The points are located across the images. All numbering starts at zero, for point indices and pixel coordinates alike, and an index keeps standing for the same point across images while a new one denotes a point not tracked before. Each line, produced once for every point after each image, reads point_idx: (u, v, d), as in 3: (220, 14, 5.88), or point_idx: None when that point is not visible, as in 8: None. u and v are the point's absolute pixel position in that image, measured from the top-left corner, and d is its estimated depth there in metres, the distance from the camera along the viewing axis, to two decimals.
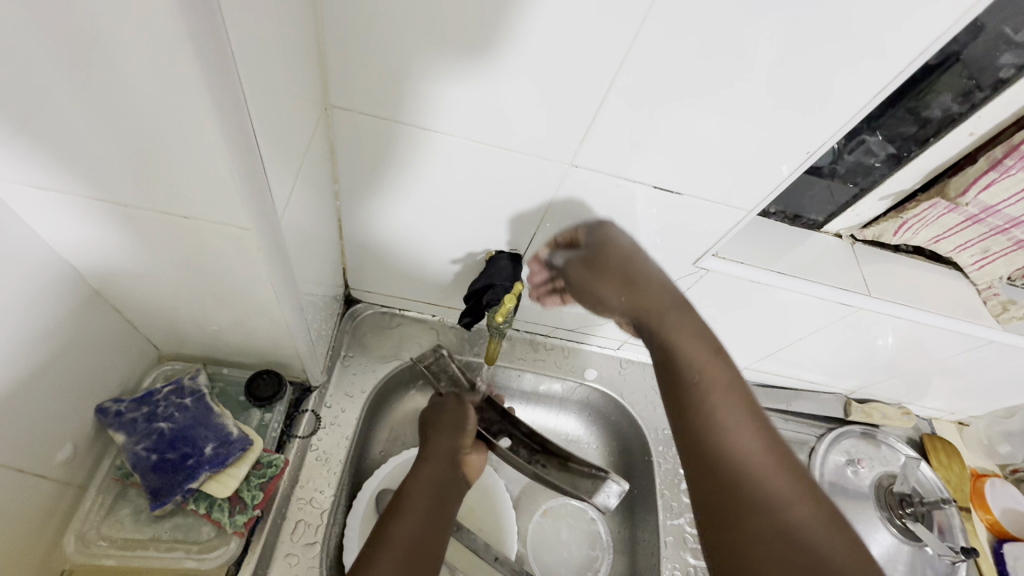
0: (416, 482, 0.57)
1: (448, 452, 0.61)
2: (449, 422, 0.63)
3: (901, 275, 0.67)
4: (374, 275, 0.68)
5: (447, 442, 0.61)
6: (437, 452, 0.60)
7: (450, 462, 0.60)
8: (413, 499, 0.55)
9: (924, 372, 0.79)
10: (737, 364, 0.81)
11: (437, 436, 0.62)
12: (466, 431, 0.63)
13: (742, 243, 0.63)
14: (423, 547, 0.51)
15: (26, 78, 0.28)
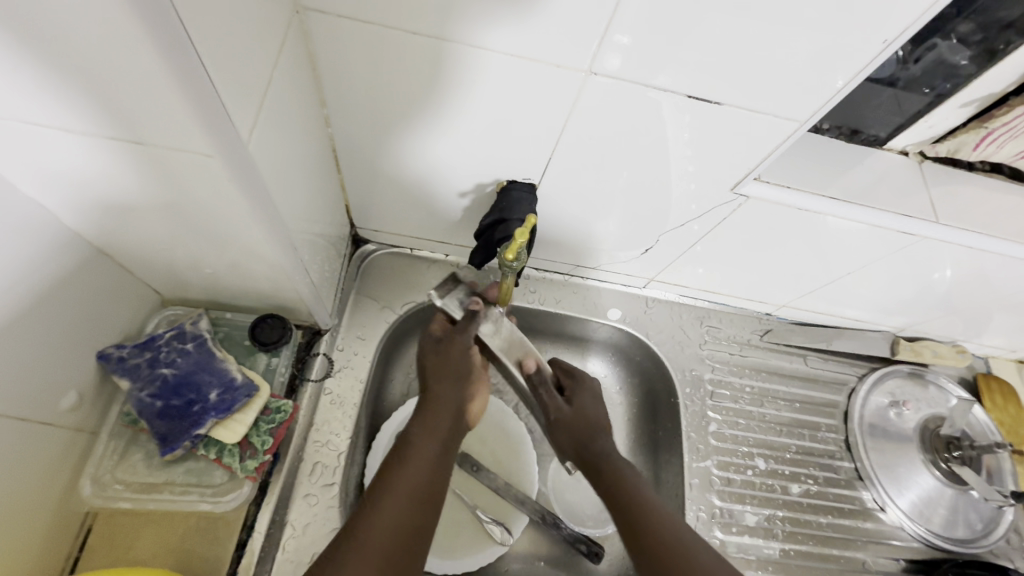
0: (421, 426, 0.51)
1: (451, 402, 0.54)
2: (456, 356, 0.56)
3: (975, 198, 0.58)
4: (379, 212, 0.64)
5: (453, 391, 0.54)
6: (444, 385, 0.54)
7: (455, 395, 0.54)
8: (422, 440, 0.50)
9: (986, 308, 0.71)
10: (774, 300, 0.75)
11: (439, 382, 0.54)
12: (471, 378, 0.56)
13: (789, 165, 0.55)
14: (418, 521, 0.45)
15: None
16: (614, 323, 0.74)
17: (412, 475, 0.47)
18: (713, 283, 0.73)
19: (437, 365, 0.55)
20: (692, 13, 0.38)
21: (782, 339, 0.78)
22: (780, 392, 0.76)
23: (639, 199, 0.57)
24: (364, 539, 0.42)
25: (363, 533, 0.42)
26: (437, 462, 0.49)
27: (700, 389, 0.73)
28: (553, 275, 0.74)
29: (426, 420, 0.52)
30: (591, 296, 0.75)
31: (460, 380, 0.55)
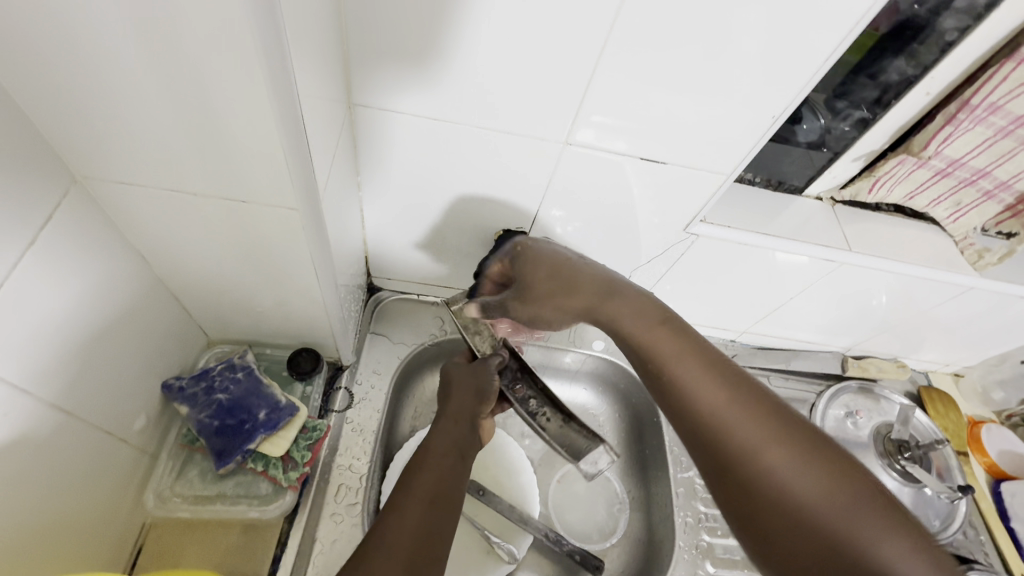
0: (437, 441, 0.58)
1: (466, 412, 0.62)
2: (468, 387, 0.64)
3: (880, 232, 0.72)
4: (393, 261, 0.74)
5: (462, 406, 0.63)
6: (452, 417, 0.62)
7: (468, 426, 0.61)
8: (433, 454, 0.56)
9: (913, 325, 0.83)
10: (735, 328, 0.87)
11: (450, 402, 0.63)
12: (485, 397, 0.64)
13: (730, 209, 0.68)
14: (434, 519, 0.48)
15: (114, 89, 0.33)
16: (599, 353, 0.84)
17: (428, 480, 0.52)
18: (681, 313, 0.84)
19: (448, 391, 0.65)
20: (638, 97, 0.49)
21: (746, 361, 0.88)
22: None
23: (615, 242, 0.68)
24: (392, 527, 0.46)
25: (390, 525, 0.46)
26: (451, 468, 0.55)
27: None
28: None
29: (441, 432, 0.59)
30: (577, 330, 0.85)
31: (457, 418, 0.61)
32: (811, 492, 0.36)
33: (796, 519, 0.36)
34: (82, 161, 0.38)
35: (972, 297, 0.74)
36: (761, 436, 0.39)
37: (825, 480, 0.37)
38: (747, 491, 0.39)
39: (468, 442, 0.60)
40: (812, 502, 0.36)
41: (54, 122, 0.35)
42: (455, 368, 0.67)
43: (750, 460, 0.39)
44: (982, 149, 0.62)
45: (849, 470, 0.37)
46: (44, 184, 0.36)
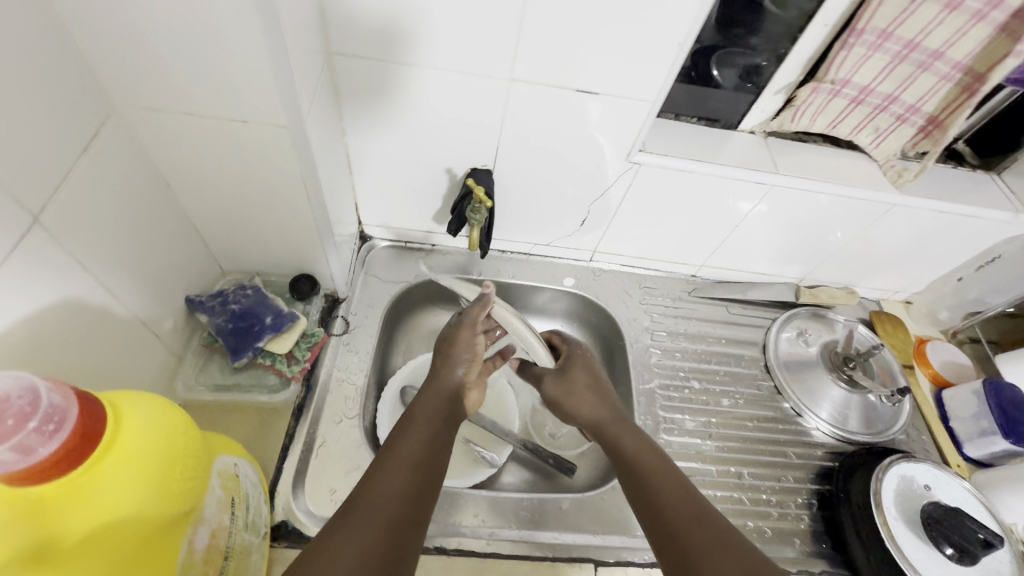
0: (421, 408, 0.64)
1: (451, 384, 0.69)
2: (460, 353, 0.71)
3: (809, 158, 0.80)
4: (380, 207, 0.84)
5: (449, 378, 0.69)
6: (437, 390, 0.67)
7: (450, 396, 0.68)
8: (418, 420, 0.62)
9: (854, 250, 0.91)
10: (693, 262, 0.95)
11: (439, 373, 0.70)
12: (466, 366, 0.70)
13: (669, 142, 0.77)
14: (417, 478, 0.56)
15: (140, 23, 0.44)
16: (569, 288, 0.93)
17: (411, 445, 0.58)
18: (641, 249, 0.93)
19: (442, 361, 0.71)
20: (563, 32, 0.58)
21: (706, 293, 0.97)
22: (709, 335, 0.93)
23: (569, 176, 0.77)
24: (374, 489, 0.53)
25: (373, 486, 0.53)
26: (435, 433, 0.61)
27: (644, 333, 0.91)
28: (516, 256, 0.94)
29: (427, 401, 0.65)
30: (549, 269, 0.94)
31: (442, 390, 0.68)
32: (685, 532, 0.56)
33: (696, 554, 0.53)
34: (117, 89, 0.49)
35: (898, 216, 0.83)
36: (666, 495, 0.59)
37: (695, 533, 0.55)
38: (672, 528, 0.56)
39: (449, 414, 0.66)
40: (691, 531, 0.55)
41: (96, 53, 0.46)
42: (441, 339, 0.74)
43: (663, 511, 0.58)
44: (886, 75, 0.71)
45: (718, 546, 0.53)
46: (89, 105, 0.47)
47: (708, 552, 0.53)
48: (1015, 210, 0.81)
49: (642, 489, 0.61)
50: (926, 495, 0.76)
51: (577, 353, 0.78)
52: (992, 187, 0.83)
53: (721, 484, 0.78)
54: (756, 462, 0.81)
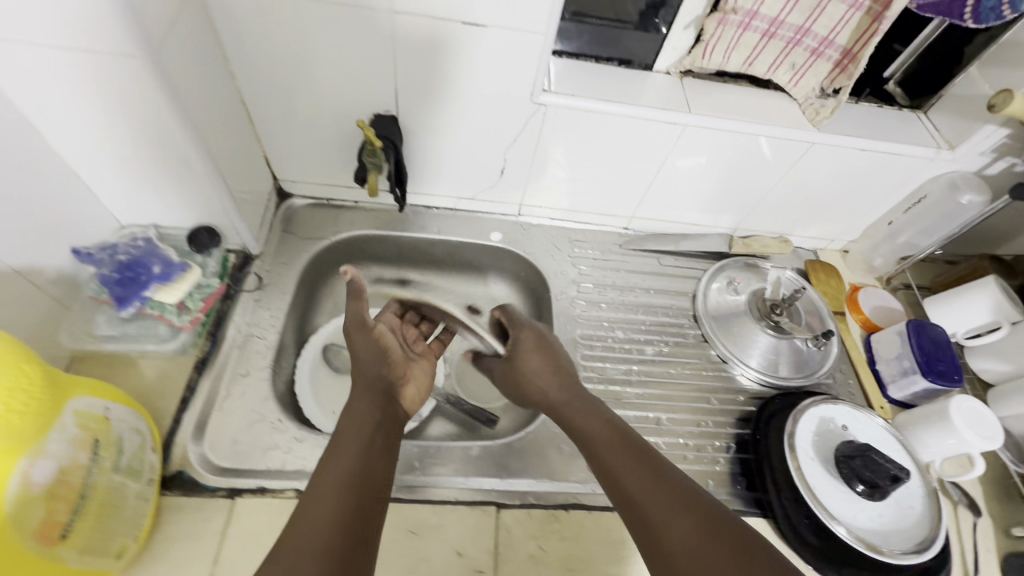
0: (351, 416, 0.58)
1: (377, 387, 0.62)
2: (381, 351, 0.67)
3: (725, 98, 0.79)
4: (294, 161, 0.83)
5: (374, 382, 0.63)
6: (364, 396, 0.61)
7: (381, 401, 0.61)
8: (347, 434, 0.56)
9: (783, 196, 0.90)
10: (622, 214, 0.94)
11: (360, 375, 0.64)
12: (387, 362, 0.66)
13: (578, 84, 0.75)
14: (358, 498, 0.50)
15: None
16: (496, 243, 0.92)
17: (342, 465, 0.52)
18: (567, 201, 0.91)
19: (357, 360, 0.66)
20: None
21: (637, 245, 0.96)
22: (637, 287, 0.93)
23: (476, 121, 0.75)
24: (306, 523, 0.46)
25: (304, 518, 0.47)
26: (368, 443, 0.55)
27: (570, 286, 0.90)
28: (442, 211, 0.92)
29: (355, 412, 0.59)
30: (475, 225, 0.93)
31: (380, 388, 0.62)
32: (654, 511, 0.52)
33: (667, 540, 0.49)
34: None
35: (820, 156, 0.81)
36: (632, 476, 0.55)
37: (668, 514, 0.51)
38: (648, 520, 0.52)
39: (385, 419, 0.60)
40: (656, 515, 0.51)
41: None
42: (362, 333, 0.68)
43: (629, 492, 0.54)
44: (793, 4, 0.70)
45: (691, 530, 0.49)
46: None
47: (689, 538, 0.49)
48: (937, 146, 0.79)
49: (612, 472, 0.57)
50: (843, 434, 0.76)
51: (525, 337, 0.71)
52: (915, 124, 0.82)
53: (638, 430, 0.78)
54: (675, 408, 0.81)
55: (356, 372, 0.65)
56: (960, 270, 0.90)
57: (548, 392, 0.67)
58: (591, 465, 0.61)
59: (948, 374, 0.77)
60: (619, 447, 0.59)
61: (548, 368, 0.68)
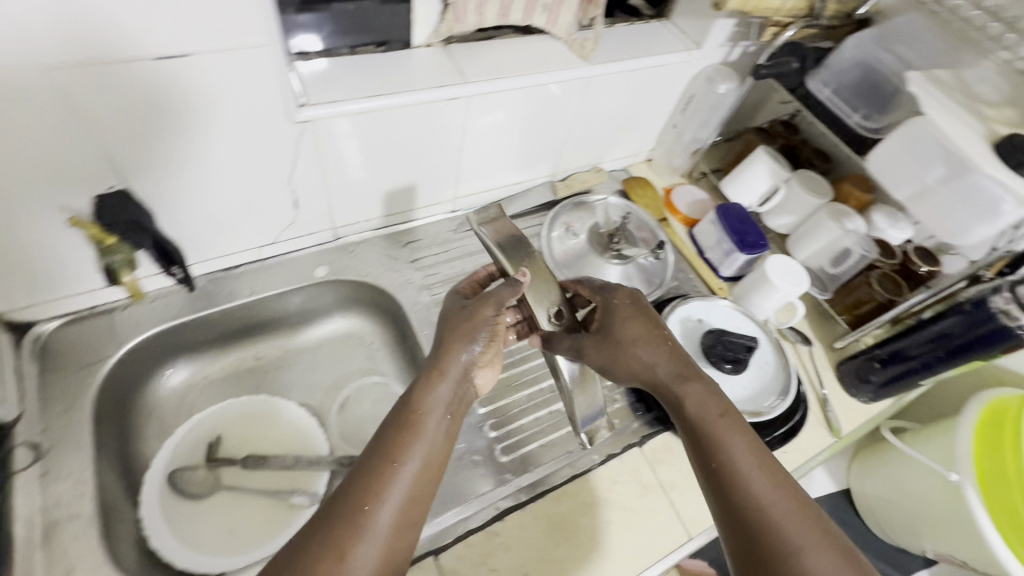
0: (408, 443, 0.51)
1: (441, 403, 0.54)
2: (462, 325, 0.59)
3: (496, 56, 0.75)
4: (12, 285, 0.62)
5: (447, 390, 0.55)
6: (426, 412, 0.53)
7: (440, 420, 0.54)
8: (399, 472, 0.49)
9: (583, 131, 0.92)
10: (445, 200, 0.89)
11: (448, 369, 0.56)
12: (472, 365, 0.57)
13: (338, 84, 0.66)
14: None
15: None
16: (324, 279, 0.82)
17: (377, 525, 0.46)
18: (384, 207, 0.83)
19: (448, 344, 0.58)
20: None
21: (472, 224, 0.92)
22: (487, 266, 0.90)
23: (237, 161, 0.63)
24: None
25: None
26: (411, 495, 0.49)
27: (420, 293, 0.85)
28: (246, 268, 0.79)
29: (414, 435, 0.52)
30: (293, 268, 0.81)
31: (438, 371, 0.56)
32: (773, 509, 0.48)
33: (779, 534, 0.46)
34: None
35: (598, 87, 0.83)
36: (745, 458, 0.51)
37: (783, 505, 0.48)
38: (754, 512, 0.48)
39: (439, 453, 0.53)
40: (777, 512, 0.47)
41: None
42: (461, 309, 0.60)
43: (738, 479, 0.50)
44: None
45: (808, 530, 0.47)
46: None
47: (791, 527, 0.47)
48: (687, 49, 0.86)
49: (713, 446, 0.53)
50: (700, 326, 0.84)
51: (618, 302, 0.64)
52: (664, 32, 0.88)
53: (538, 404, 0.78)
54: None
55: (442, 352, 0.57)
56: (736, 148, 1.02)
57: (654, 364, 0.60)
58: (682, 429, 0.56)
59: (756, 242, 0.89)
60: (733, 428, 0.53)
61: (638, 342, 0.61)
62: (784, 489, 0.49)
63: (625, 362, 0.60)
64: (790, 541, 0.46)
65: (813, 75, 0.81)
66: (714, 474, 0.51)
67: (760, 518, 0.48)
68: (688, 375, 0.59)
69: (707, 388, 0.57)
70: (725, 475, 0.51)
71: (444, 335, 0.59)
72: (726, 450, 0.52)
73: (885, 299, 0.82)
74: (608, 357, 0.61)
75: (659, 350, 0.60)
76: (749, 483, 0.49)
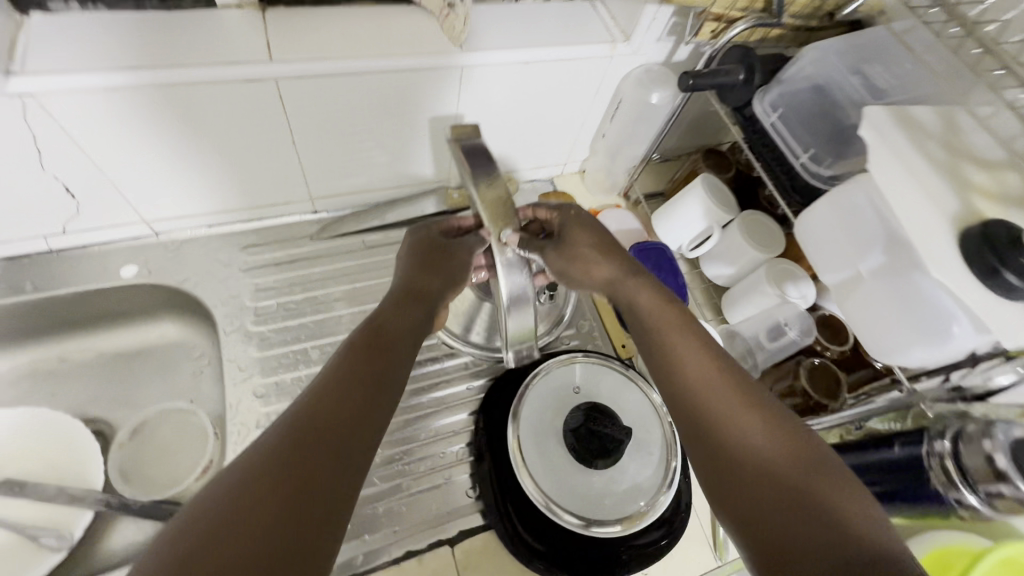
0: (389, 316, 0.52)
1: (428, 309, 0.54)
2: (437, 267, 0.57)
3: (334, 26, 0.59)
4: None
5: (440, 283, 0.56)
6: (416, 298, 0.54)
7: (426, 310, 0.54)
8: (376, 347, 0.48)
9: (481, 133, 0.73)
10: (300, 198, 0.74)
11: (429, 274, 0.56)
12: (455, 277, 0.58)
13: (91, 46, 0.51)
14: (324, 451, 0.39)
15: None
16: (130, 281, 0.69)
17: (323, 405, 0.41)
18: (210, 202, 0.69)
19: (429, 254, 0.58)
20: None
21: (335, 230, 0.76)
22: (342, 284, 0.75)
23: None
24: (247, 468, 0.36)
25: (244, 465, 0.36)
26: (382, 368, 0.46)
27: (245, 311, 0.70)
28: (32, 258, 0.66)
29: (397, 315, 0.52)
30: (94, 263, 0.68)
31: (419, 295, 0.54)
32: (718, 385, 0.47)
33: (710, 408, 0.46)
34: None
35: (484, 81, 0.65)
36: (685, 349, 0.51)
37: (720, 390, 0.47)
38: (700, 393, 0.47)
39: (414, 335, 0.52)
40: (708, 398, 0.47)
41: None
42: (443, 244, 0.59)
43: (680, 366, 0.50)
44: None
45: (756, 412, 0.45)
46: None
47: (720, 417, 0.45)
48: (613, 40, 0.66)
49: (656, 338, 0.53)
50: (574, 398, 0.67)
51: (569, 218, 0.61)
52: (588, 18, 0.68)
53: None
54: (400, 424, 0.68)
55: (421, 262, 0.57)
56: (683, 172, 0.82)
57: (601, 266, 0.59)
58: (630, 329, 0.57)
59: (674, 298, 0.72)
60: (675, 327, 0.53)
61: (594, 250, 0.59)
62: (730, 379, 0.47)
63: (573, 274, 0.59)
64: (718, 423, 0.45)
65: (763, 93, 0.59)
66: (654, 359, 0.52)
67: (697, 402, 0.47)
68: (640, 282, 0.57)
69: (659, 293, 0.57)
70: (674, 356, 0.51)
71: (415, 271, 0.56)
72: (680, 329, 0.53)
73: (816, 401, 0.62)
74: (573, 259, 0.59)
75: (598, 262, 0.59)
76: (689, 364, 0.50)
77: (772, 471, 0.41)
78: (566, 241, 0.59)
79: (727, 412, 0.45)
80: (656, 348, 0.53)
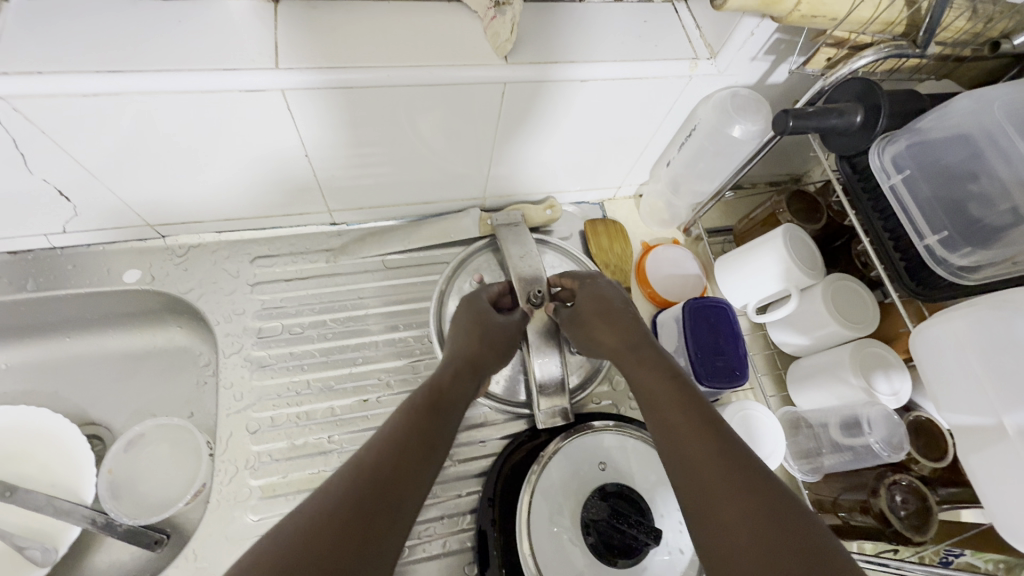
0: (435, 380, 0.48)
1: (472, 383, 0.50)
2: (490, 336, 0.54)
3: (356, 24, 0.50)
4: None
5: (490, 356, 0.53)
6: (460, 366, 0.50)
7: (472, 379, 0.50)
8: (422, 402, 0.45)
9: (524, 153, 0.63)
10: (318, 210, 0.66)
11: (483, 338, 0.53)
12: (502, 355, 0.54)
13: (80, 40, 0.44)
14: (375, 515, 0.35)
15: None
16: (132, 287, 0.64)
17: (369, 457, 0.39)
18: (219, 209, 0.63)
19: (477, 315, 0.56)
20: None
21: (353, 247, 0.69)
22: (355, 309, 0.67)
23: None
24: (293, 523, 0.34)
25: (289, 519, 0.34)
26: (434, 426, 0.43)
27: (249, 330, 0.65)
28: (36, 254, 0.62)
29: (440, 378, 0.48)
30: (98, 264, 0.64)
31: (475, 365, 0.51)
32: (725, 465, 0.38)
33: (719, 493, 0.37)
34: None
35: (531, 99, 0.54)
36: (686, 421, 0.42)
37: (725, 473, 0.38)
38: (701, 474, 0.39)
39: (460, 403, 0.48)
40: (710, 482, 0.38)
41: None
42: (489, 310, 0.56)
43: (683, 442, 0.41)
44: None
45: (773, 505, 0.35)
46: None
47: (726, 507, 0.36)
48: (693, 56, 0.54)
49: (655, 407, 0.45)
50: (598, 476, 0.58)
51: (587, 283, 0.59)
52: (664, 27, 0.55)
53: None
54: None
55: (472, 321, 0.54)
56: (760, 214, 0.68)
57: (603, 331, 0.54)
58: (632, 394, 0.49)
59: (727, 371, 0.60)
60: (674, 392, 0.45)
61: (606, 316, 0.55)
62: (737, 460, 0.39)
63: (586, 339, 0.55)
64: (726, 513, 0.36)
65: (886, 141, 0.46)
66: (655, 430, 0.44)
67: (700, 483, 0.38)
68: (648, 346, 0.51)
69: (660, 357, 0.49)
70: (674, 429, 0.43)
71: (470, 335, 0.53)
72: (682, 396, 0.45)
73: (894, 529, 0.50)
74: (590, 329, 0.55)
75: (606, 327, 0.54)
76: (691, 440, 0.41)
77: (779, 563, 0.32)
78: (585, 303, 0.57)
79: (735, 501, 0.36)
80: (656, 418, 0.45)
